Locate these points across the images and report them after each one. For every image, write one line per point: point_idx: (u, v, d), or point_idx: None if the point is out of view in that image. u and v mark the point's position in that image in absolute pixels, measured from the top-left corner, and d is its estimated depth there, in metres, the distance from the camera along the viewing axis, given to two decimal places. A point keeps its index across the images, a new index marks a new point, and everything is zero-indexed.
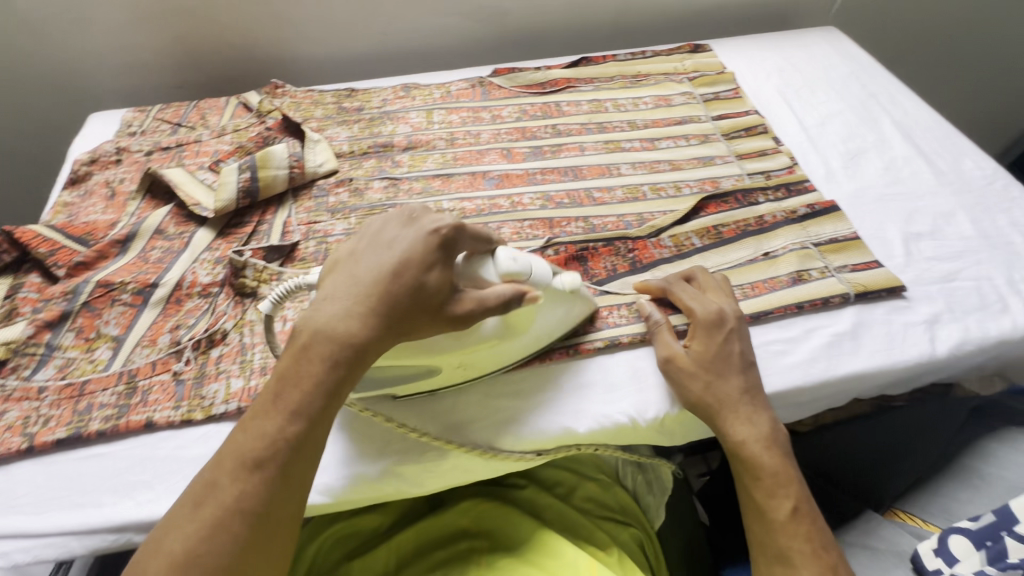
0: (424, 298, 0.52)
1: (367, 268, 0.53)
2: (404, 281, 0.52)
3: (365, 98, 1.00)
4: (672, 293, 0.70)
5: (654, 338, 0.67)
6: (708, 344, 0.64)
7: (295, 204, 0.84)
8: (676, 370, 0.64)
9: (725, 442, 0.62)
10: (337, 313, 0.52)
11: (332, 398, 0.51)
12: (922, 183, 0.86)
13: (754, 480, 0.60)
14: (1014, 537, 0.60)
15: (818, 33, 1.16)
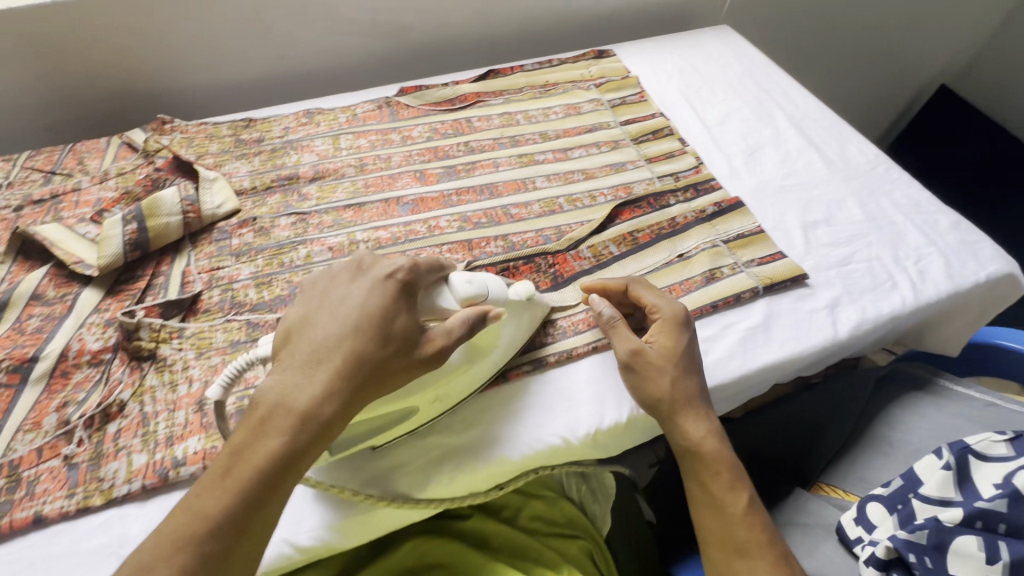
0: (392, 350, 0.51)
1: (327, 327, 0.52)
2: (368, 336, 0.51)
3: (265, 127, 0.95)
4: (633, 287, 0.70)
5: (611, 333, 0.67)
6: (672, 340, 0.65)
7: (194, 250, 0.78)
8: (641, 363, 0.64)
9: (683, 440, 0.62)
10: (299, 377, 0.49)
11: (292, 467, 0.47)
12: (815, 172, 0.92)
13: (711, 475, 0.61)
14: (919, 499, 0.67)
15: (712, 32, 1.22)
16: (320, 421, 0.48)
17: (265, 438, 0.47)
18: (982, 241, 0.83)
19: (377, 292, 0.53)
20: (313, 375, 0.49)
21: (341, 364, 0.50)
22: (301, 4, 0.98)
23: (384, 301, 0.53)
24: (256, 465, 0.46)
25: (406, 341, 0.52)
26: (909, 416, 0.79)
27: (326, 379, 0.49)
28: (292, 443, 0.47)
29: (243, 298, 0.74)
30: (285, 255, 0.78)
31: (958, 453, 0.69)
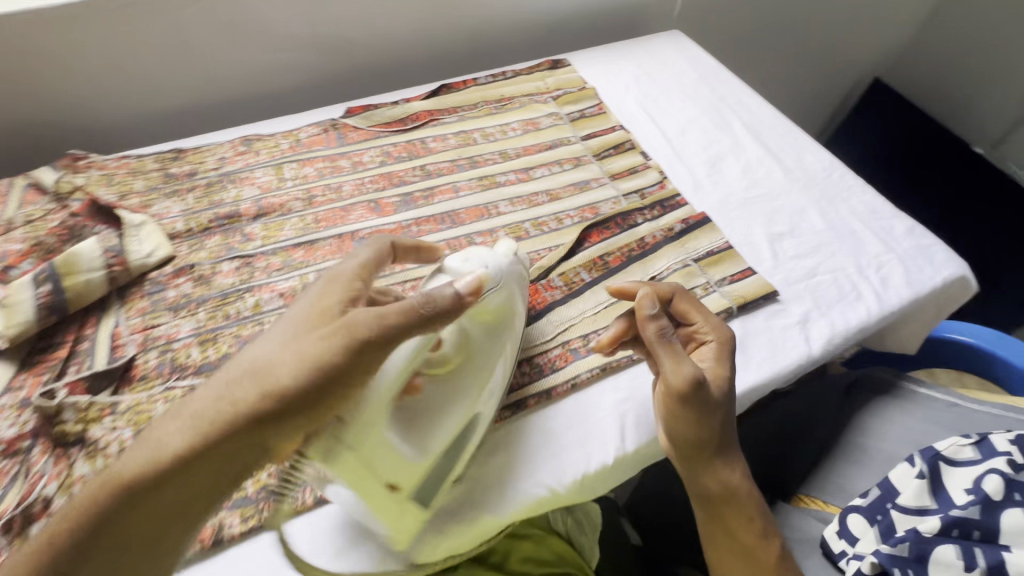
0: (284, 355, 0.45)
1: (262, 338, 0.49)
2: (278, 342, 0.47)
3: (197, 159, 0.86)
4: (679, 299, 0.67)
5: (663, 351, 0.59)
6: (723, 369, 0.62)
7: (122, 308, 0.70)
8: (702, 396, 0.58)
9: (718, 486, 0.60)
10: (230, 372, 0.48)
11: (166, 480, 0.44)
12: (776, 182, 0.92)
13: (740, 522, 0.60)
14: (897, 509, 0.69)
15: (664, 38, 1.20)
16: (191, 426, 0.45)
17: (145, 445, 0.45)
18: (935, 245, 0.86)
19: (317, 298, 0.50)
20: (217, 384, 0.46)
21: (241, 373, 0.46)
22: (229, 19, 0.89)
23: (314, 308, 0.49)
24: (123, 473, 0.43)
25: (303, 341, 0.46)
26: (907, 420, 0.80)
27: (230, 375, 0.47)
28: (165, 453, 0.44)
29: (185, 359, 0.66)
30: (230, 305, 0.71)
31: (930, 461, 0.70)
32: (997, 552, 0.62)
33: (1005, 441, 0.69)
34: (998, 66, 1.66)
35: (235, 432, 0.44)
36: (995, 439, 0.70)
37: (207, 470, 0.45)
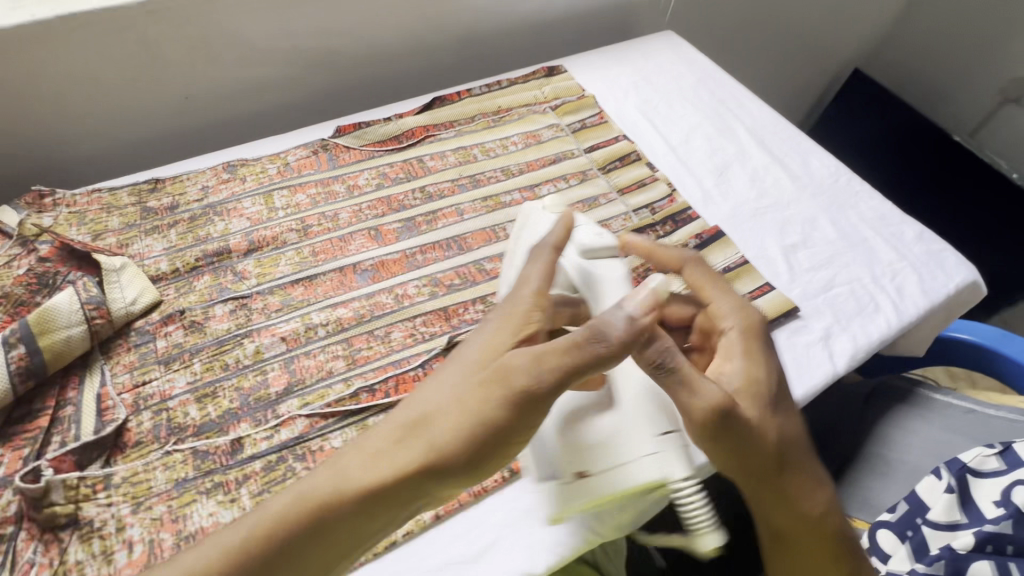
0: (451, 403, 0.45)
1: (436, 373, 0.48)
2: (447, 385, 0.46)
3: (177, 189, 0.79)
4: (690, 271, 0.59)
5: (675, 375, 0.48)
6: (753, 368, 0.54)
7: (106, 364, 0.63)
8: (734, 420, 0.49)
9: (789, 518, 0.54)
10: (399, 409, 0.47)
11: (334, 523, 0.44)
12: (785, 190, 0.91)
13: (822, 557, 0.55)
14: (929, 526, 0.68)
15: (659, 38, 1.17)
16: (369, 465, 0.45)
17: (312, 482, 0.45)
18: (945, 250, 0.85)
19: (489, 334, 0.47)
20: (390, 423, 0.46)
21: (414, 416, 0.46)
22: (204, 35, 0.82)
23: (486, 344, 0.46)
24: (282, 511, 0.44)
25: (468, 389, 0.45)
26: (933, 431, 0.79)
27: (403, 413, 0.46)
28: (340, 491, 0.44)
29: (183, 419, 0.61)
30: (227, 353, 0.65)
31: (957, 474, 0.70)
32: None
33: None
34: (973, 54, 1.66)
35: (410, 478, 0.44)
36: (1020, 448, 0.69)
37: (382, 511, 0.45)
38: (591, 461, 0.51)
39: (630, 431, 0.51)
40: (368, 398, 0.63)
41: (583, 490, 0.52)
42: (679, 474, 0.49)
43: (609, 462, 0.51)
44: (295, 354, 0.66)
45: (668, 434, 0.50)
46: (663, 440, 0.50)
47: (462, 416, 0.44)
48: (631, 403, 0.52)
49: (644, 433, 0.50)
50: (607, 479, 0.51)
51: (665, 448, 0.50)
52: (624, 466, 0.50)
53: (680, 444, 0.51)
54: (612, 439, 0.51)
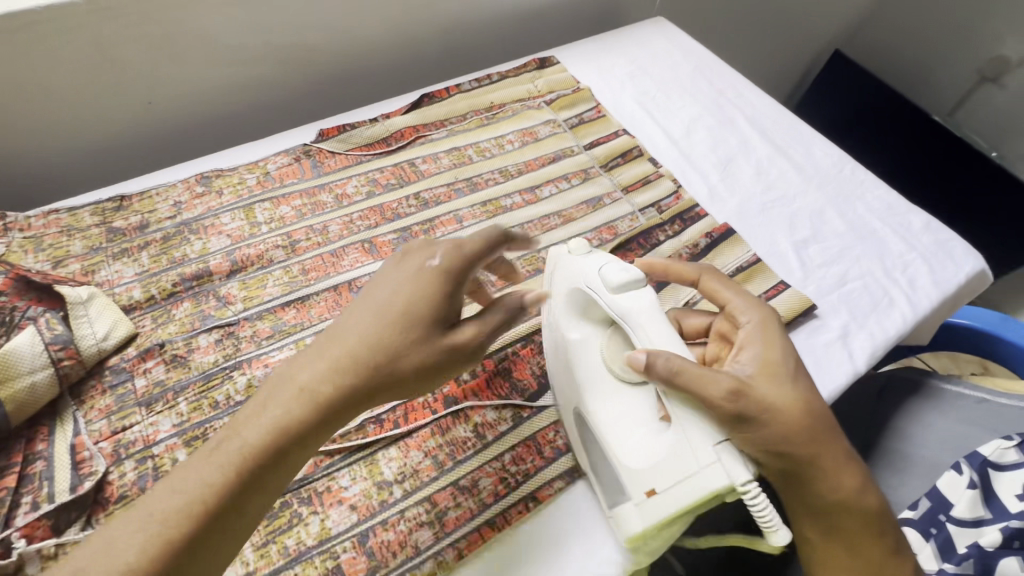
0: (386, 336, 0.44)
1: (357, 313, 0.46)
2: (376, 321, 0.45)
3: (146, 206, 0.72)
4: (705, 280, 0.61)
5: (678, 380, 0.49)
6: (772, 353, 0.54)
7: (78, 409, 0.57)
8: (750, 405, 0.49)
9: (822, 499, 0.54)
10: (324, 351, 0.44)
11: (291, 448, 0.42)
12: (791, 183, 0.88)
13: (864, 535, 0.55)
14: (953, 522, 0.68)
15: (652, 25, 1.12)
16: (311, 394, 0.42)
17: (270, 412, 0.42)
18: (953, 240, 0.84)
19: (409, 282, 0.46)
20: (325, 356, 0.44)
21: (357, 349, 0.44)
22: (167, 33, 0.75)
23: (413, 293, 0.45)
24: (248, 443, 0.41)
25: (406, 328, 0.45)
26: (948, 424, 0.79)
27: (333, 349, 0.44)
28: (293, 417, 0.42)
29: (171, 467, 0.55)
30: (216, 389, 0.60)
31: (979, 469, 0.69)
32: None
33: None
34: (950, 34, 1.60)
35: (350, 403, 0.43)
36: None
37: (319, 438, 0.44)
38: (654, 481, 0.50)
39: (685, 445, 0.50)
40: (375, 430, 0.59)
41: (648, 514, 0.50)
42: (741, 479, 0.49)
43: (674, 479, 0.50)
44: None
45: (725, 444, 0.49)
46: (721, 451, 0.49)
47: (405, 357, 0.44)
48: (685, 420, 0.51)
49: (702, 446, 0.49)
50: (673, 499, 0.49)
51: (724, 458, 0.49)
52: (687, 480, 0.49)
53: (737, 450, 0.50)
54: (670, 457, 0.50)
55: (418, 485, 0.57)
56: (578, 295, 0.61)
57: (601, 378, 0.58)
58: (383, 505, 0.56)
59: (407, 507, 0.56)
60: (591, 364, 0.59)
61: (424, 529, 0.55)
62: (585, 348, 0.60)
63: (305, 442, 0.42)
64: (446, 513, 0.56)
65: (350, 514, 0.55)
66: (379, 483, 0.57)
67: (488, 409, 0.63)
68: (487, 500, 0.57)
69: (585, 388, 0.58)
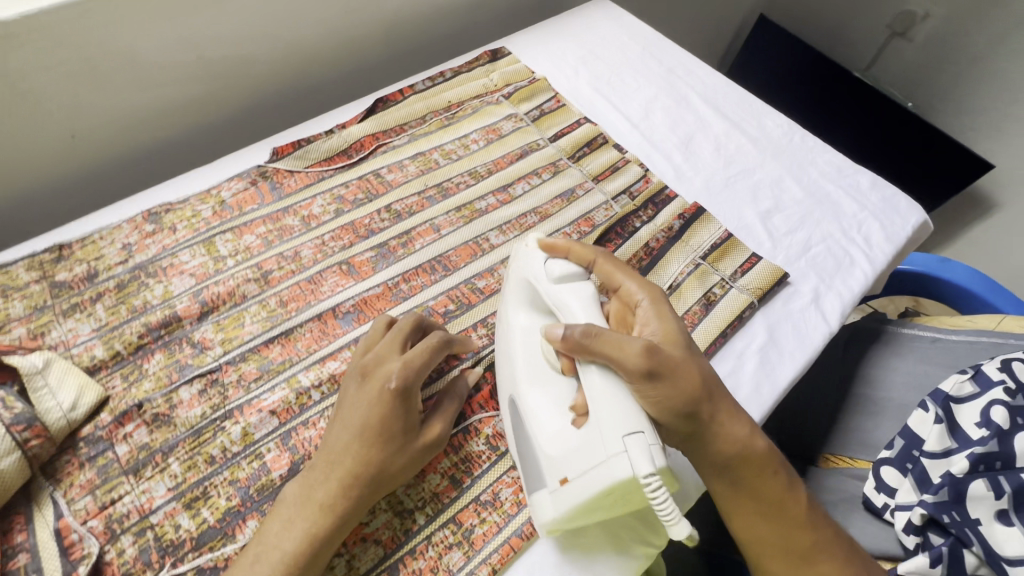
0: (362, 459, 0.50)
1: (338, 434, 0.51)
2: (355, 445, 0.50)
3: (91, 253, 0.66)
4: (601, 263, 0.61)
5: (596, 346, 0.51)
6: (670, 326, 0.56)
7: (56, 488, 0.52)
8: (662, 364, 0.50)
9: (718, 457, 0.54)
10: (316, 477, 0.50)
11: (319, 558, 0.48)
12: (748, 156, 0.91)
13: (773, 484, 0.54)
14: (927, 456, 0.71)
15: (596, 6, 1.11)
16: (316, 518, 0.48)
17: (299, 525, 0.47)
18: (897, 194, 0.90)
19: (372, 406, 0.51)
20: (330, 475, 0.50)
21: (349, 467, 0.49)
22: (85, 57, 0.67)
23: (380, 414, 0.51)
24: (287, 554, 0.46)
25: (376, 449, 0.50)
26: (909, 364, 0.87)
27: (324, 477, 0.49)
28: (320, 526, 0.48)
29: (173, 535, 0.51)
30: (209, 444, 0.56)
31: (943, 404, 0.74)
32: (1018, 475, 0.65)
33: (997, 371, 0.73)
34: None
35: (349, 519, 0.49)
36: (988, 370, 0.74)
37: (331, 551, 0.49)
38: (567, 469, 0.50)
39: (597, 433, 0.49)
40: None
41: (559, 501, 0.50)
42: (643, 470, 0.46)
43: (583, 468, 0.49)
44: (291, 427, 0.58)
45: (635, 434, 0.47)
46: (630, 441, 0.47)
47: (392, 466, 0.51)
48: (600, 404, 0.50)
49: (610, 434, 0.48)
50: (582, 487, 0.49)
51: (631, 448, 0.47)
52: (595, 468, 0.48)
53: (649, 443, 0.47)
54: (583, 445, 0.50)
55: (440, 508, 0.56)
56: (524, 285, 0.61)
57: (538, 371, 0.58)
58: (408, 534, 0.55)
59: (432, 531, 0.55)
60: (531, 355, 0.59)
61: (453, 551, 0.54)
62: (525, 340, 0.60)
63: (330, 548, 0.48)
64: (473, 531, 0.55)
65: (376, 548, 0.53)
66: (400, 512, 0.55)
67: (497, 419, 0.63)
68: (511, 511, 0.57)
69: (520, 376, 0.58)
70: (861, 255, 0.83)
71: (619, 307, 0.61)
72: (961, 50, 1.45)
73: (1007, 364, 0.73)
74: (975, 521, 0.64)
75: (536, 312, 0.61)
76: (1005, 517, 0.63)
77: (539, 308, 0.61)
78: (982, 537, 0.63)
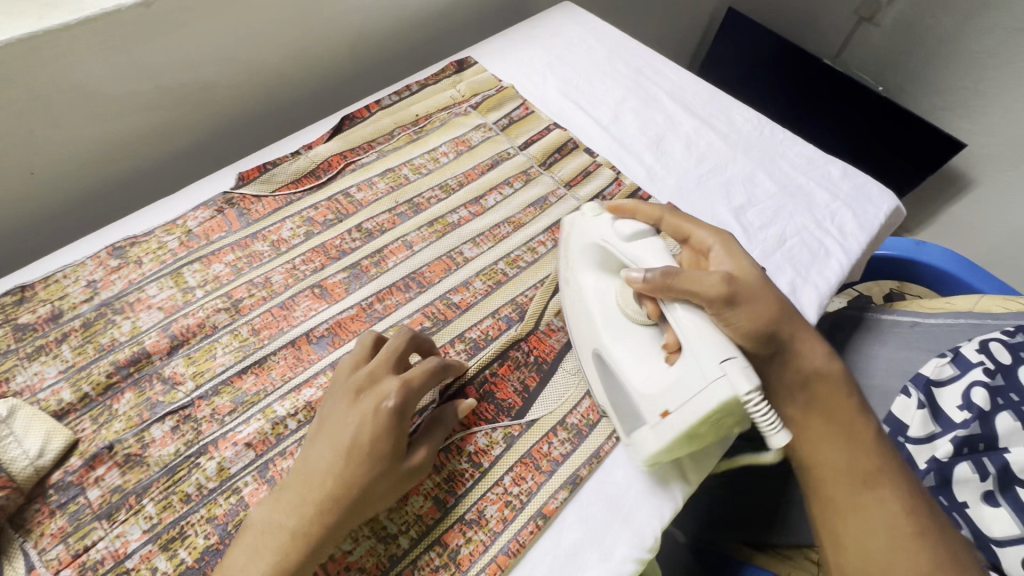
0: (342, 481, 0.49)
1: (321, 452, 0.50)
2: (337, 466, 0.49)
3: (54, 293, 0.64)
4: (669, 217, 0.64)
5: (677, 285, 0.53)
6: (742, 261, 0.59)
7: (26, 540, 0.51)
8: (740, 296, 0.53)
9: (796, 375, 0.57)
10: (292, 498, 0.49)
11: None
12: (720, 152, 0.91)
13: (840, 407, 0.56)
14: (911, 443, 0.72)
15: (561, 10, 1.11)
16: (287, 542, 0.47)
17: (266, 558, 0.46)
18: (868, 182, 0.91)
19: (364, 424, 0.50)
20: (307, 500, 0.48)
21: (330, 488, 0.48)
22: (38, 92, 0.66)
23: (372, 435, 0.50)
24: None
25: (361, 470, 0.49)
26: (890, 350, 0.88)
27: (303, 497, 0.48)
28: (290, 557, 0.47)
29: None
30: (184, 482, 0.55)
31: (923, 389, 0.74)
32: (1001, 454, 0.63)
33: (975, 352, 0.73)
34: None
35: (324, 544, 0.48)
36: (967, 352, 0.74)
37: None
38: (668, 403, 0.54)
39: (691, 364, 0.52)
40: None
41: (660, 434, 0.54)
42: (744, 389, 0.48)
43: (683, 399, 0.52)
44: (268, 459, 0.57)
45: (731, 359, 0.50)
46: (727, 366, 0.49)
47: (375, 489, 0.50)
48: (689, 335, 0.53)
49: (705, 362, 0.51)
50: (687, 416, 0.52)
51: (730, 372, 0.49)
52: (694, 399, 0.51)
53: (742, 365, 0.49)
54: (679, 380, 0.53)
55: (424, 530, 0.56)
56: (593, 248, 0.64)
57: (616, 322, 0.61)
58: (393, 559, 0.54)
59: (417, 556, 0.54)
60: (608, 312, 0.62)
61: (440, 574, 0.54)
62: (602, 299, 0.63)
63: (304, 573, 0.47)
64: (459, 552, 0.55)
65: None
66: (383, 538, 0.55)
67: (479, 435, 0.62)
68: (496, 528, 0.56)
69: (603, 330, 0.62)
70: (836, 245, 0.83)
71: (690, 254, 0.64)
72: (928, 31, 1.46)
73: (985, 345, 0.73)
74: (962, 505, 0.64)
75: (604, 274, 0.65)
76: (991, 499, 0.63)
77: (607, 268, 0.64)
78: (970, 520, 0.63)
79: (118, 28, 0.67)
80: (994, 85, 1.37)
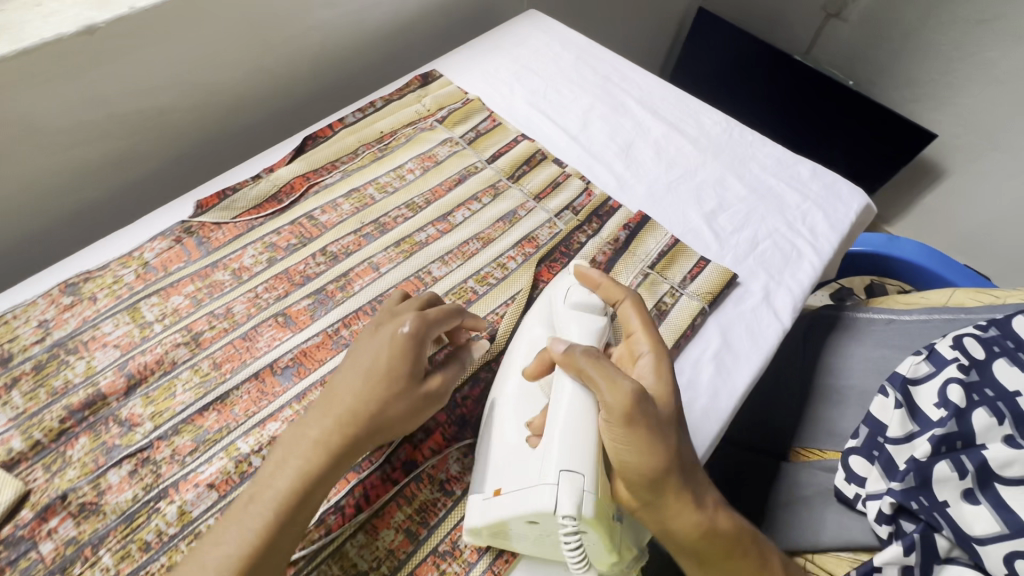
0: (359, 400, 0.51)
1: (344, 375, 0.53)
2: (357, 385, 0.51)
3: (4, 335, 0.62)
4: (627, 306, 0.61)
5: (587, 371, 0.53)
6: (667, 384, 0.54)
7: None
8: (642, 418, 0.49)
9: (686, 536, 0.52)
10: (316, 414, 0.51)
11: (314, 493, 0.49)
12: (689, 157, 0.91)
13: (740, 563, 0.53)
14: (891, 443, 0.70)
15: (527, 19, 1.10)
16: (305, 458, 0.49)
17: (292, 464, 0.49)
18: (838, 181, 0.91)
19: (384, 348, 0.53)
20: (328, 416, 0.51)
21: (351, 403, 0.51)
22: None
23: (390, 356, 0.52)
24: None
25: (379, 390, 0.51)
26: (868, 349, 0.88)
27: (326, 411, 0.51)
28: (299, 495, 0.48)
29: None
30: (143, 529, 0.52)
31: (901, 388, 0.73)
32: (978, 452, 0.63)
33: (949, 349, 0.73)
34: None
35: (342, 461, 0.50)
36: (941, 349, 0.74)
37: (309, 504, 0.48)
38: (506, 483, 0.53)
39: (544, 456, 0.51)
40: (338, 521, 0.55)
41: (484, 510, 0.52)
42: (564, 510, 0.47)
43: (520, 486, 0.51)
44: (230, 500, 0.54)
45: (572, 474, 0.48)
46: (563, 477, 0.48)
47: (391, 410, 0.51)
48: (559, 420, 0.52)
49: (551, 462, 0.49)
50: (508, 502, 0.50)
51: (563, 483, 0.48)
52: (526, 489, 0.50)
53: (582, 487, 0.48)
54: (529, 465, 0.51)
55: (396, 565, 0.54)
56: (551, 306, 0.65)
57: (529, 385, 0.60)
58: None
59: None
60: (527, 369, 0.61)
61: None
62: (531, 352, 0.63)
63: (322, 489, 0.49)
64: None
65: None
66: None
67: (451, 461, 0.60)
68: (471, 559, 0.55)
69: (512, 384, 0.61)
70: (809, 246, 0.83)
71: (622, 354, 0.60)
72: (894, 25, 1.47)
73: (958, 341, 0.73)
74: (943, 504, 0.63)
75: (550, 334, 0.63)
76: (971, 497, 0.62)
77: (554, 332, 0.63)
78: (951, 520, 0.61)
79: (62, 57, 0.65)
80: (960, 77, 1.39)
